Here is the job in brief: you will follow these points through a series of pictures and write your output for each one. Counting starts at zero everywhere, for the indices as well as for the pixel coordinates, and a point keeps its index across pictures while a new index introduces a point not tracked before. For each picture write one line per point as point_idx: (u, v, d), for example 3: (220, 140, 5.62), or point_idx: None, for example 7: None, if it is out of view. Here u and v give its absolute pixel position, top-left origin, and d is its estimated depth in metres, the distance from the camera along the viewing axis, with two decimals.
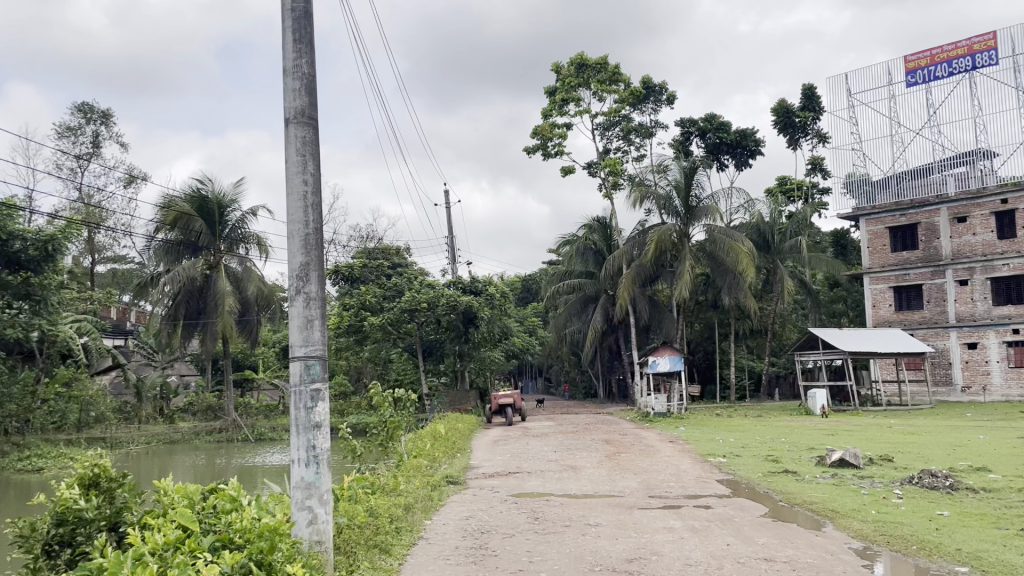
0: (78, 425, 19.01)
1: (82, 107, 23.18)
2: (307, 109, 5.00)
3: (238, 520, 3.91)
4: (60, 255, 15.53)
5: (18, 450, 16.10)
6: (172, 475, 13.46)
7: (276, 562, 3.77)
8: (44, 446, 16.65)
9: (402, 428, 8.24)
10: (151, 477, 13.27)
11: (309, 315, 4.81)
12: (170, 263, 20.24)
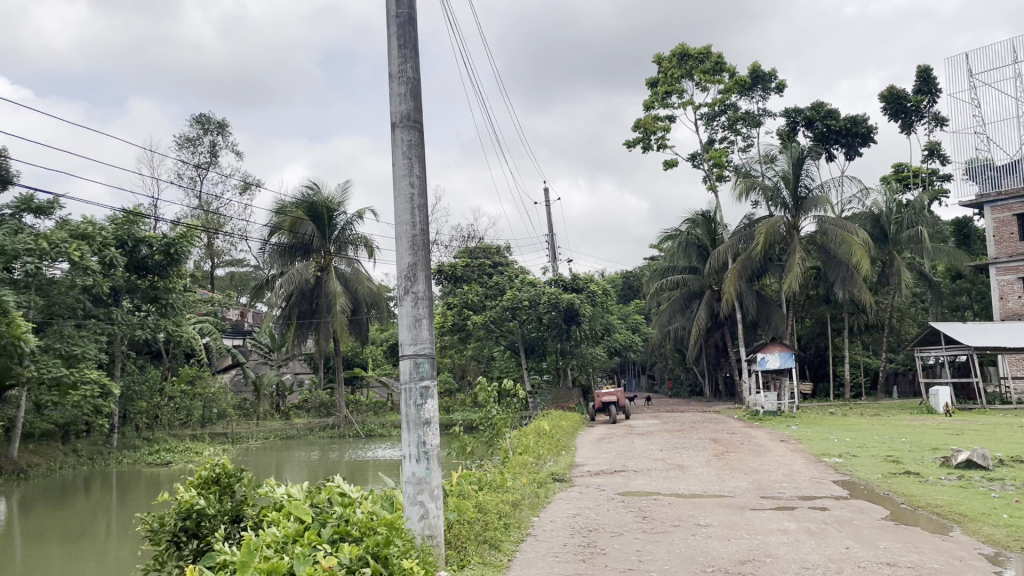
0: (202, 421, 20.06)
1: (201, 118, 24.38)
2: (412, 112, 5.10)
3: (355, 515, 4.02)
4: (184, 259, 16.44)
5: (149, 445, 17.12)
6: (291, 469, 14.02)
7: (393, 556, 3.85)
8: (173, 441, 17.64)
9: (507, 425, 8.29)
10: (270, 471, 13.88)
11: (417, 313, 4.91)
12: (283, 265, 21.09)
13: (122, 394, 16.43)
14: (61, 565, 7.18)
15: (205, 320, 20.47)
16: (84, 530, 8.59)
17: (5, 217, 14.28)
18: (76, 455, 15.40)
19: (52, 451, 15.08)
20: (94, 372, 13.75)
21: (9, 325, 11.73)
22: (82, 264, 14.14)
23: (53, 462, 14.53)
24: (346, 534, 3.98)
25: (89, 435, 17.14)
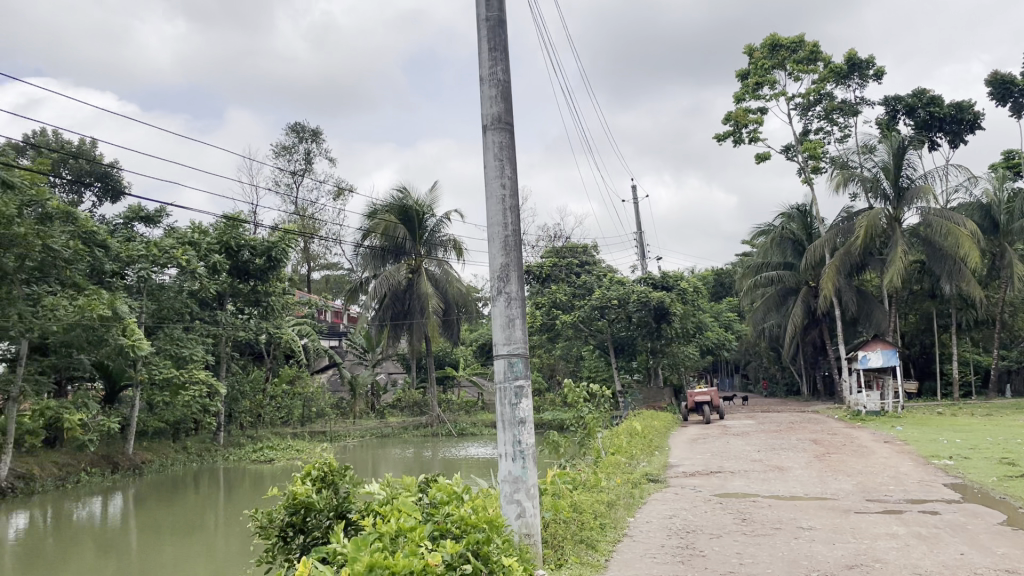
0: (302, 420, 20.73)
1: (296, 127, 25.18)
2: (503, 114, 5.13)
3: (457, 512, 4.07)
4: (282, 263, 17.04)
5: (252, 443, 17.82)
6: (389, 467, 14.36)
7: (493, 553, 3.88)
8: (275, 439, 18.31)
9: (600, 425, 8.26)
10: (369, 468, 14.22)
11: (510, 314, 4.94)
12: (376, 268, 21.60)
13: (227, 394, 17.15)
14: (180, 556, 7.56)
15: (304, 322, 21.16)
16: (199, 523, 9.01)
17: (119, 226, 15.12)
18: (186, 452, 16.16)
19: (164, 447, 15.87)
20: (202, 372, 14.39)
21: (124, 328, 12.44)
22: (189, 270, 14.84)
23: (166, 459, 15.30)
24: (447, 530, 4.04)
25: (197, 433, 17.97)
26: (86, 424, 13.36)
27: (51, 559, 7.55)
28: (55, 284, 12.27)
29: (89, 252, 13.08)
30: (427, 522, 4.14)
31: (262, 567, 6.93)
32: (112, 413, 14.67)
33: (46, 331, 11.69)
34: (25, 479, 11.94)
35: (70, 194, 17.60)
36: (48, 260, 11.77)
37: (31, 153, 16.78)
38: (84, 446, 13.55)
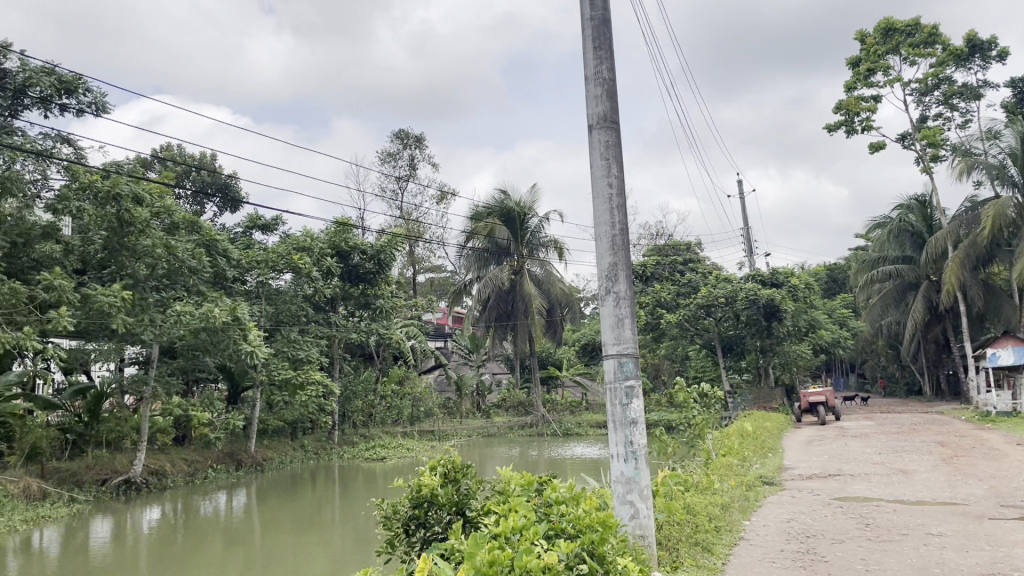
0: (411, 420, 21.22)
1: (401, 134, 25.79)
2: (609, 112, 5.09)
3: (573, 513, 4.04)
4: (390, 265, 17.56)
5: (365, 441, 18.42)
6: (499, 466, 14.54)
7: (609, 555, 3.82)
8: (386, 438, 18.85)
9: (711, 426, 8.13)
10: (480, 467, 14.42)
11: (619, 314, 4.90)
12: (479, 270, 21.85)
13: (340, 394, 17.76)
14: (302, 550, 7.85)
15: (411, 323, 21.27)
16: (320, 518, 9.36)
17: (238, 234, 15.88)
18: (303, 450, 16.82)
19: (283, 446, 16.56)
20: (318, 373, 14.91)
21: (245, 333, 13.06)
22: (303, 274, 15.46)
23: (285, 456, 15.98)
24: (562, 530, 4.04)
25: (313, 431, 18.69)
26: (213, 422, 14.11)
27: (186, 551, 7.99)
28: (182, 291, 12.99)
29: (212, 259, 13.79)
30: (543, 521, 4.16)
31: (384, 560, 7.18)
32: (235, 413, 15.42)
33: (175, 335, 12.32)
34: (157, 474, 12.69)
35: (193, 205, 18.61)
36: (175, 268, 12.46)
37: (159, 167, 17.83)
38: (210, 444, 14.30)
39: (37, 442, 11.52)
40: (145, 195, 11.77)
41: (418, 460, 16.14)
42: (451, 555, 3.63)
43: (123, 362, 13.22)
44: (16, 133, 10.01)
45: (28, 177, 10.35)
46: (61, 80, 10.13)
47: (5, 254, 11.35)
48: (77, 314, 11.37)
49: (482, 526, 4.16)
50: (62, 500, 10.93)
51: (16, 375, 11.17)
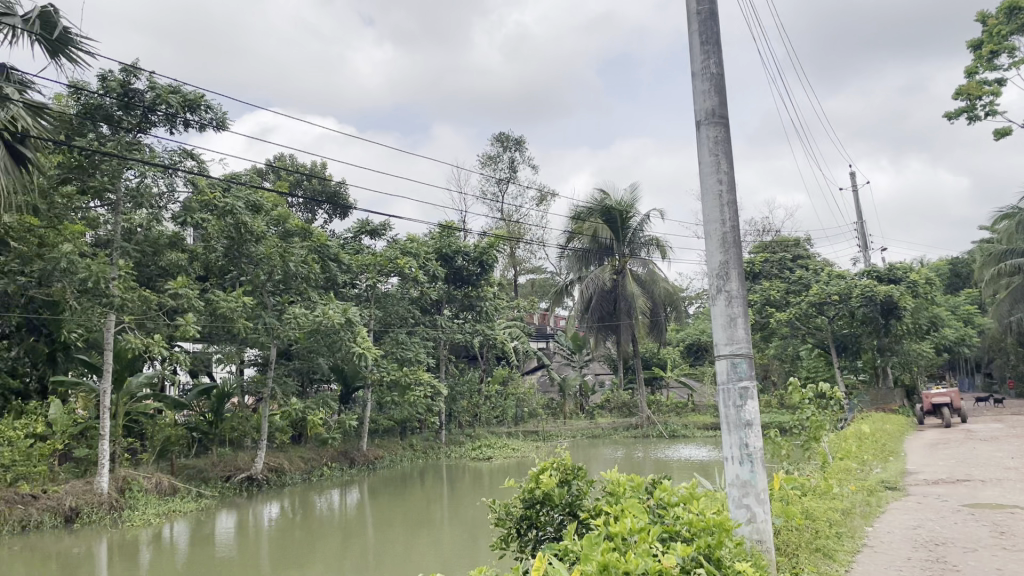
0: (516, 420, 21.39)
1: (501, 137, 26.03)
2: (718, 108, 4.82)
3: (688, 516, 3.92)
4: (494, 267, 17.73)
5: (471, 441, 18.71)
6: (607, 467, 14.48)
7: (725, 559, 3.66)
8: (492, 438, 19.07)
9: (828, 428, 7.87)
10: (593, 468, 14.36)
11: (731, 313, 4.65)
12: (582, 270, 21.89)
13: (447, 395, 18.09)
14: (413, 546, 8.05)
15: (513, 324, 21.36)
16: (434, 515, 9.55)
17: (349, 239, 16.35)
18: (413, 449, 17.20)
19: (393, 445, 16.99)
20: (426, 374, 15.20)
21: (356, 335, 13.45)
22: (410, 277, 15.84)
23: (395, 455, 16.38)
24: (676, 533, 3.91)
25: (421, 431, 19.08)
26: (327, 422, 14.61)
27: (307, 545, 8.31)
28: (295, 296, 13.44)
29: (323, 265, 14.25)
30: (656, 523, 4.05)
31: (496, 557, 7.30)
32: (347, 413, 15.92)
33: (289, 337, 13.04)
34: (277, 472, 13.23)
35: (305, 212, 19.31)
36: (289, 275, 12.95)
37: (273, 176, 18.60)
38: (325, 443, 14.81)
39: (166, 440, 12.26)
40: (261, 204, 12.29)
41: (525, 460, 16.24)
42: (563, 555, 3.62)
43: (243, 364, 13.86)
44: (145, 149, 10.62)
45: (156, 190, 10.96)
46: (186, 97, 10.68)
47: (136, 262, 12.10)
48: (201, 319, 12.01)
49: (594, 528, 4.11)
50: (190, 495, 11.55)
51: (147, 376, 11.90)
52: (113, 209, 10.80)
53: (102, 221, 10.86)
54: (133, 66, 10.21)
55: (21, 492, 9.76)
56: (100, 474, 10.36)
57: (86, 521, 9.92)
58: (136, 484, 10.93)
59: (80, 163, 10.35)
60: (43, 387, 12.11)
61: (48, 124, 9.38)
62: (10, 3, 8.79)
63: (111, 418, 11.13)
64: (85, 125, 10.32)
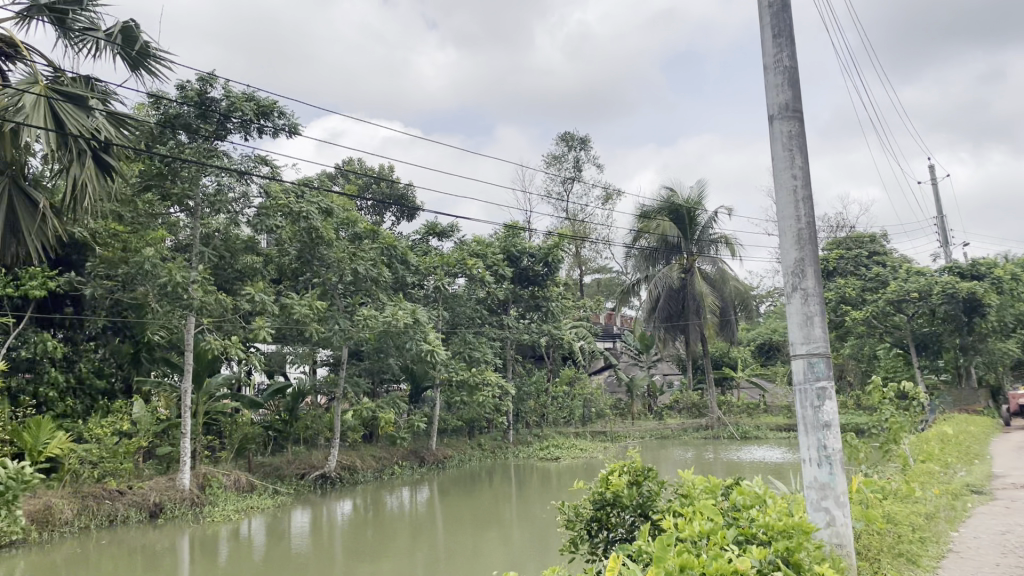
0: (583, 420, 21.37)
1: (565, 136, 26.00)
2: (792, 101, 4.45)
3: (765, 517, 3.65)
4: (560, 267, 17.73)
5: (538, 441, 18.77)
6: (678, 468, 14.36)
7: (805, 562, 3.36)
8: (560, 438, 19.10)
9: (908, 429, 7.65)
10: (667, 469, 14.25)
11: (808, 311, 4.27)
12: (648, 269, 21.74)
13: (515, 394, 18.19)
14: (481, 545, 8.09)
15: (580, 324, 21.20)
16: (507, 514, 9.62)
17: (417, 241, 16.56)
18: (481, 448, 17.34)
19: (462, 444, 17.17)
20: (494, 374, 15.30)
21: (425, 335, 13.61)
22: (477, 278, 15.97)
23: (464, 454, 16.54)
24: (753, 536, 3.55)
25: (489, 431, 19.23)
26: (398, 422, 14.84)
27: (381, 541, 8.47)
28: (365, 297, 13.65)
29: (392, 267, 14.45)
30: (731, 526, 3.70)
31: (567, 558, 7.29)
32: (417, 412, 16.15)
33: (361, 338, 13.29)
34: (349, 469, 13.48)
35: (374, 215, 19.65)
36: (359, 277, 13.17)
37: (343, 180, 18.98)
38: (395, 442, 15.03)
39: (244, 438, 12.64)
40: (332, 208, 12.53)
41: (594, 460, 16.20)
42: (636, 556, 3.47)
43: (316, 364, 14.17)
44: (221, 155, 10.95)
45: (232, 195, 11.28)
46: (259, 104, 10.98)
47: (214, 267, 12.50)
48: (276, 321, 12.33)
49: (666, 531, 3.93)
50: (267, 492, 11.88)
51: (224, 376, 12.29)
52: (192, 215, 11.16)
53: (182, 226, 11.24)
54: (209, 75, 10.54)
55: (109, 488, 10.19)
56: (182, 471, 10.76)
57: (169, 516, 10.34)
58: (215, 481, 11.29)
59: (160, 171, 10.72)
60: (128, 387, 12.64)
61: (130, 133, 9.76)
62: (94, 18, 9.18)
63: (191, 416, 11.52)
64: (164, 133, 10.72)
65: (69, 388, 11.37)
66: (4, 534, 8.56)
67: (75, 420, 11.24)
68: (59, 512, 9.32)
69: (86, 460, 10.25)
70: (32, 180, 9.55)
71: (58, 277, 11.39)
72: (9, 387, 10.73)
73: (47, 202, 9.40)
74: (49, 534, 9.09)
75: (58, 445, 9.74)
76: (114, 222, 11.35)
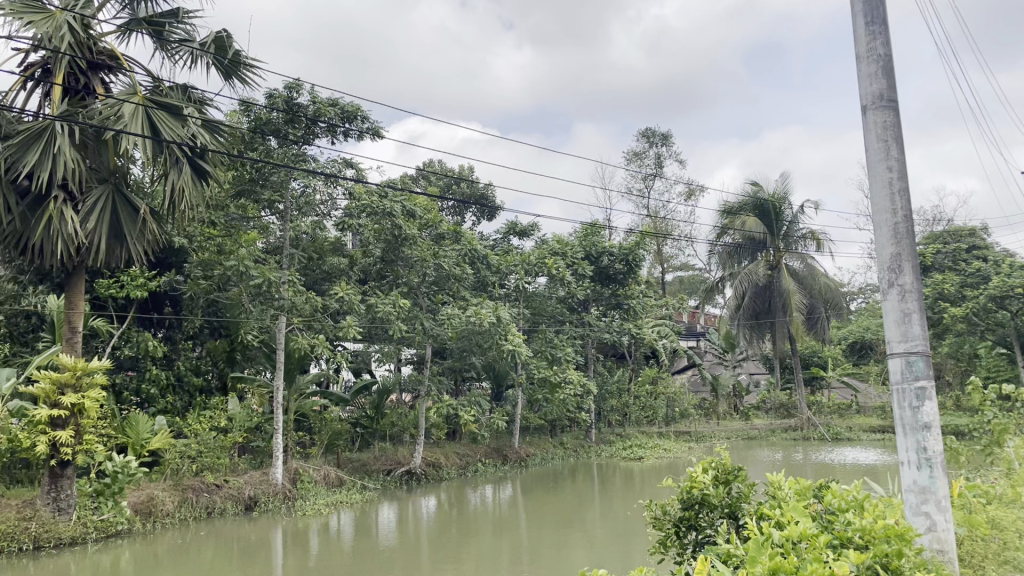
0: (666, 420, 21.16)
1: (646, 132, 25.75)
2: (887, 90, 4.11)
3: (861, 518, 3.30)
4: (642, 265, 17.58)
5: (621, 441, 18.65)
6: (766, 469, 14.07)
7: (906, 569, 3.01)
8: (642, 438, 18.96)
9: (1013, 431, 7.29)
10: (756, 470, 13.98)
11: (906, 307, 3.91)
12: (733, 265, 21.45)
13: (597, 393, 18.13)
14: (565, 543, 8.09)
15: (662, 322, 20.57)
16: (589, 513, 9.63)
17: (498, 240, 16.67)
18: (563, 447, 17.35)
19: (544, 442, 17.23)
20: (576, 372, 15.30)
21: (507, 334, 13.72)
22: (558, 277, 16.00)
23: (547, 452, 16.60)
24: (849, 540, 3.29)
25: (571, 430, 19.21)
26: (481, 420, 15.00)
27: (464, 537, 8.57)
28: (448, 296, 13.83)
29: (473, 267, 14.61)
30: (823, 530, 3.45)
31: (655, 559, 7.23)
32: (499, 410, 16.28)
33: (444, 336, 13.48)
34: (434, 466, 13.68)
35: (455, 215, 19.91)
36: (442, 277, 13.35)
37: (425, 181, 19.29)
38: (478, 439, 15.18)
39: (333, 435, 12.99)
40: (414, 209, 12.74)
41: (678, 460, 15.99)
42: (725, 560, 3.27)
43: (400, 362, 14.44)
44: (308, 159, 11.26)
45: (319, 198, 11.60)
46: (345, 108, 11.25)
47: (303, 268, 12.89)
48: (361, 321, 12.61)
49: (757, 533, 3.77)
50: (356, 487, 12.16)
51: (314, 375, 12.76)
52: (282, 218, 11.52)
53: (273, 229, 11.61)
54: (296, 82, 10.86)
55: (206, 481, 10.62)
56: (275, 466, 11.13)
57: (263, 509, 10.71)
58: (306, 476, 11.64)
59: (252, 177, 11.16)
60: (223, 385, 12.97)
61: (223, 140, 10.13)
62: (190, 30, 9.56)
63: (283, 412, 11.90)
64: (255, 139, 11.10)
65: (169, 385, 11.92)
66: (111, 523, 9.05)
67: (174, 416, 11.73)
68: (161, 504, 9.77)
69: (185, 455, 10.71)
70: (133, 187, 10.03)
71: (158, 279, 11.94)
72: (114, 385, 11.30)
73: (147, 207, 9.85)
74: (152, 524, 9.55)
75: (160, 439, 10.21)
76: (209, 226, 11.83)
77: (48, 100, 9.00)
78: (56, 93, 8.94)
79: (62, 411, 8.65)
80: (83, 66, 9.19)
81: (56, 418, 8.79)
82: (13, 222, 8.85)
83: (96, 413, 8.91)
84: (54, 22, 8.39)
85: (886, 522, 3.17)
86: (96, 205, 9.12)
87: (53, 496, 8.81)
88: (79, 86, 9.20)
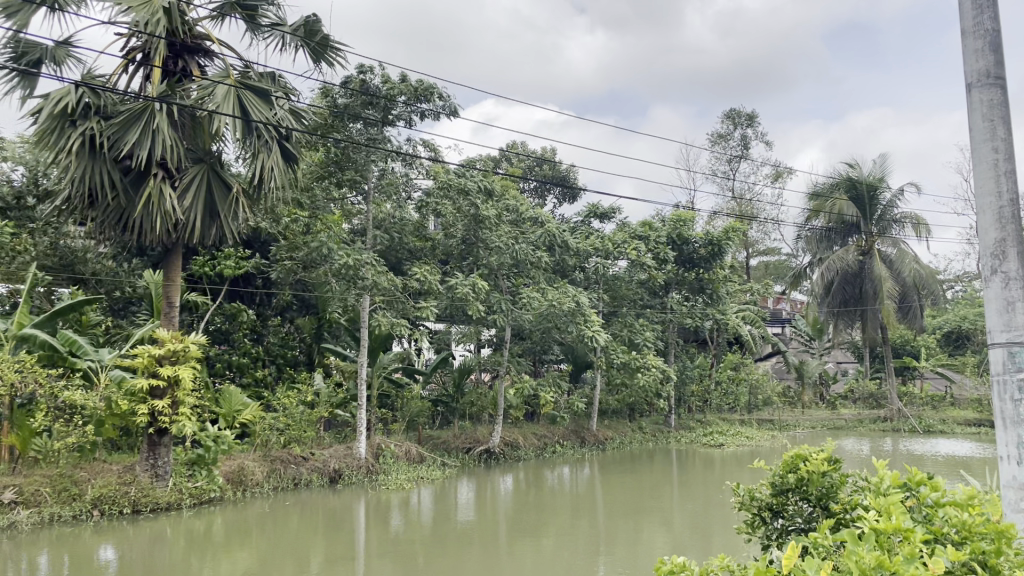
0: (749, 407, 20.77)
1: (731, 113, 25.13)
2: (996, 67, 3.66)
3: (961, 517, 3.09)
4: (726, 251, 17.26)
5: (701, 427, 18.37)
6: (856, 462, 13.69)
7: (1007, 567, 2.79)
8: (723, 425, 18.67)
9: None
10: (845, 462, 13.66)
11: (1011, 296, 3.49)
12: (822, 249, 21.10)
13: (676, 378, 17.93)
14: (643, 526, 8.11)
15: (746, 307, 20.05)
16: (665, 496, 9.67)
17: (579, 223, 16.61)
18: (641, 431, 17.27)
19: (623, 426, 17.16)
20: (656, 357, 15.19)
21: (586, 319, 13.70)
22: (639, 261, 15.82)
23: (625, 436, 16.53)
24: (946, 536, 3.10)
25: (650, 414, 19.12)
26: (558, 401, 15.07)
27: (542, 516, 8.69)
28: (528, 279, 13.87)
29: (554, 251, 14.63)
30: (922, 523, 3.28)
31: (750, 545, 7.08)
32: (578, 393, 16.30)
33: (523, 318, 13.58)
34: (512, 446, 13.83)
35: (536, 197, 19.90)
36: (520, 261, 13.40)
37: (508, 163, 19.37)
38: (555, 421, 15.23)
39: (414, 413, 13.30)
40: (494, 191, 12.86)
41: (761, 449, 15.66)
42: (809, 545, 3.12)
43: (480, 343, 14.58)
44: (387, 140, 11.46)
45: (400, 179, 11.87)
46: (417, 87, 11.36)
47: (387, 247, 13.18)
48: (443, 301, 12.84)
49: (846, 524, 3.66)
50: (436, 464, 12.43)
51: (396, 353, 12.99)
52: (365, 199, 11.76)
53: (357, 211, 11.90)
54: (368, 65, 11.09)
55: (294, 453, 11.01)
56: (358, 440, 11.45)
57: (347, 482, 11.03)
58: (389, 451, 11.93)
59: (338, 159, 11.45)
60: (311, 360, 13.45)
61: (308, 122, 10.40)
62: (280, 13, 9.80)
63: (366, 388, 12.24)
64: (340, 121, 11.31)
65: (258, 360, 12.41)
66: (204, 491, 9.47)
67: (263, 389, 12.24)
68: (251, 474, 10.18)
69: (274, 426, 11.09)
70: (226, 169, 10.43)
71: (248, 258, 12.41)
72: (207, 357, 11.85)
73: (239, 188, 10.19)
74: (242, 492, 9.95)
75: (250, 411, 10.67)
76: (296, 207, 12.17)
77: (147, 82, 9.39)
78: (155, 75, 9.33)
79: (159, 382, 9.10)
80: (181, 50, 9.59)
81: (154, 388, 9.25)
82: (116, 200, 9.29)
83: (191, 383, 9.29)
84: (150, 9, 8.72)
85: (990, 520, 2.99)
86: (190, 183, 9.48)
87: (152, 463, 9.28)
88: (177, 69, 9.59)
